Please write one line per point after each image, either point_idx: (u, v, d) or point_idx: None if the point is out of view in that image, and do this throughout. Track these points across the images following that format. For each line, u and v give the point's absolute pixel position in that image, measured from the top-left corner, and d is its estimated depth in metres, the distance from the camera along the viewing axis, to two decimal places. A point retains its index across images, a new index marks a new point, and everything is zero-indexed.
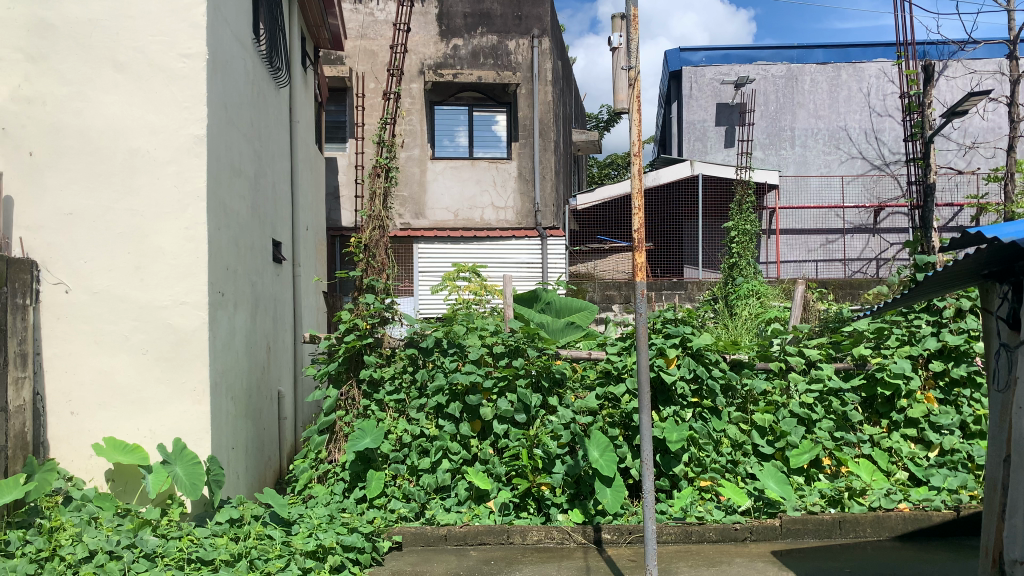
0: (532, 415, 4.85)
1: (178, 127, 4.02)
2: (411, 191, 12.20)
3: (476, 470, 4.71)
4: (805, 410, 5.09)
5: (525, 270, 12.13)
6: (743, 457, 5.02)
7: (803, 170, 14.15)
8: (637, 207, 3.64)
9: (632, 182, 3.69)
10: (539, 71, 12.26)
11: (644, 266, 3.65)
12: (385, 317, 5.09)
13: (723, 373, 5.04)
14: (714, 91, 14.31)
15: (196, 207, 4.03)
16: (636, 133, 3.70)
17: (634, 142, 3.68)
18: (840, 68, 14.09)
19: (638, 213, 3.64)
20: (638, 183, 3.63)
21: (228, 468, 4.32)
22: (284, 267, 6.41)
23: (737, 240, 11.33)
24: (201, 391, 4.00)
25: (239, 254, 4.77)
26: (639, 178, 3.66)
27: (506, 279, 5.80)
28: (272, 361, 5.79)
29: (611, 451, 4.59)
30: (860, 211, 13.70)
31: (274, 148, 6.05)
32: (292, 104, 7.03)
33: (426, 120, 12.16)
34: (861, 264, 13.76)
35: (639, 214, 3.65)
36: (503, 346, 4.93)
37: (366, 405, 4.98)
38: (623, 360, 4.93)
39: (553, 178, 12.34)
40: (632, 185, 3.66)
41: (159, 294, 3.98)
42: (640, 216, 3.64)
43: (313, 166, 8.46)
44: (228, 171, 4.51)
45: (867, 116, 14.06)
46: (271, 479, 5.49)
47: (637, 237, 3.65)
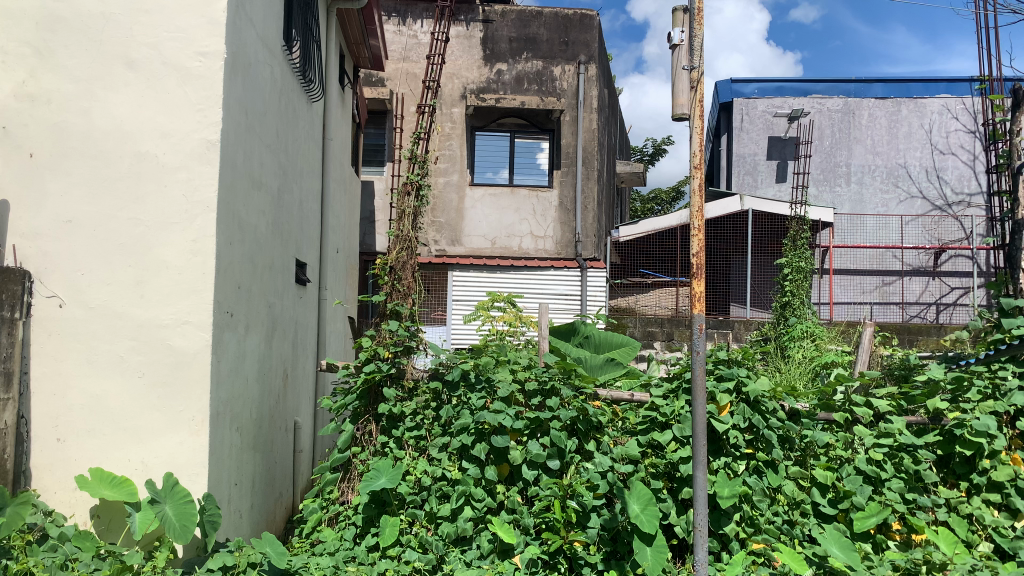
0: (566, 462, 4.39)
1: (190, 130, 3.71)
2: (447, 217, 11.86)
3: (502, 520, 4.23)
4: (873, 468, 4.52)
5: (563, 301, 11.68)
6: (800, 517, 4.48)
7: (858, 208, 13.57)
8: (696, 228, 3.22)
9: (692, 200, 3.27)
10: (585, 99, 11.96)
11: (704, 297, 3.20)
12: (409, 345, 4.66)
13: (782, 424, 4.54)
14: (766, 123, 13.80)
15: (205, 218, 3.69)
16: (697, 143, 3.28)
17: (696, 152, 3.26)
18: (901, 103, 13.53)
19: (698, 235, 3.21)
20: (699, 201, 3.20)
21: (228, 505, 3.93)
22: (308, 289, 6.06)
23: (790, 278, 10.73)
24: (199, 420, 3.62)
25: (255, 271, 4.42)
26: (701, 196, 3.23)
27: (542, 309, 5.24)
28: (289, 389, 5.41)
29: (653, 505, 4.11)
30: (919, 253, 13.03)
31: (303, 164, 5.75)
32: (326, 120, 6.73)
33: (466, 145, 11.90)
34: (920, 309, 13.10)
35: (699, 237, 3.22)
36: (536, 382, 4.52)
37: (384, 442, 4.55)
38: (670, 405, 4.48)
39: (595, 209, 11.97)
40: (691, 202, 3.23)
41: (160, 312, 3.63)
42: (700, 239, 3.21)
43: (348, 187, 8.19)
44: (246, 182, 4.19)
45: (928, 154, 13.45)
46: (280, 518, 5.07)
47: (695, 261, 3.21)
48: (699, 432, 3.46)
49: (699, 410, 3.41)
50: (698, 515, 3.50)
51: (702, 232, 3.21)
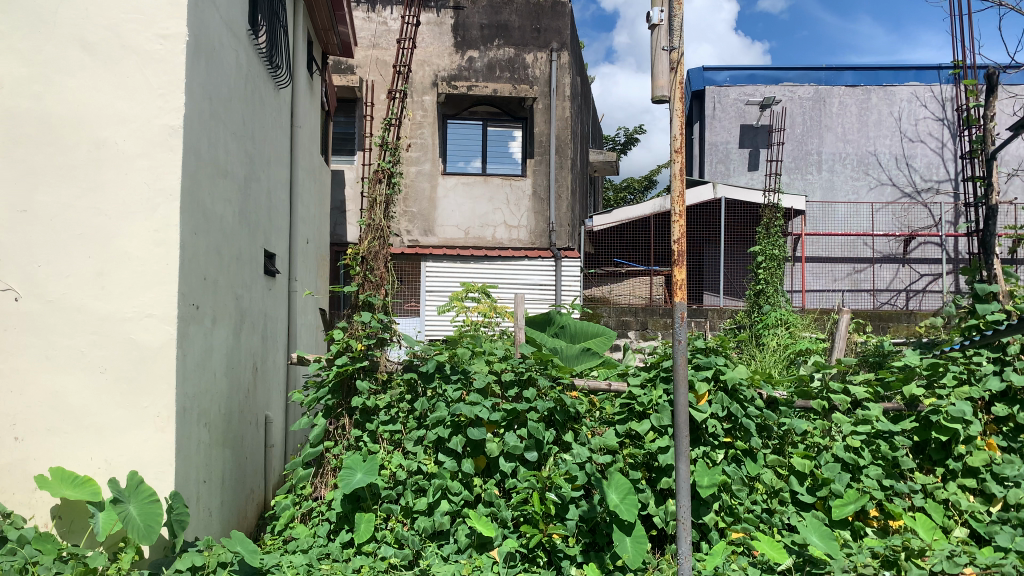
0: (544, 453, 4.32)
1: (151, 116, 3.56)
2: (420, 206, 11.71)
3: (479, 513, 4.16)
4: (851, 454, 4.51)
5: (538, 292, 11.63)
6: (779, 505, 4.46)
7: (829, 195, 13.61)
8: (677, 214, 3.15)
9: (673, 185, 3.20)
10: (557, 87, 11.88)
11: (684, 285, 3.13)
12: (383, 338, 4.57)
13: (760, 412, 4.51)
14: (738, 112, 13.83)
15: (168, 207, 3.55)
16: (678, 125, 3.21)
17: (676, 135, 3.18)
18: (870, 91, 13.64)
19: (679, 221, 3.14)
20: (679, 186, 3.13)
21: (196, 503, 3.81)
22: (277, 281, 5.93)
23: (764, 265, 10.77)
24: (165, 416, 3.49)
25: (221, 262, 4.28)
26: (681, 180, 3.15)
27: (517, 298, 5.16)
28: (259, 383, 5.28)
29: (633, 495, 4.05)
30: (889, 241, 13.15)
31: (270, 152, 5.60)
32: (295, 107, 6.58)
33: (438, 134, 11.75)
34: (890, 295, 13.28)
35: (679, 223, 3.15)
36: (513, 372, 4.44)
37: (358, 436, 4.44)
38: (649, 394, 4.41)
39: (569, 197, 11.90)
40: (672, 187, 3.16)
41: (121, 305, 3.49)
42: (681, 225, 3.14)
43: (317, 176, 8.03)
44: (211, 170, 4.05)
45: (898, 142, 13.58)
46: (252, 515, 4.95)
47: (676, 248, 3.14)
48: (678, 416, 3.37)
49: (681, 400, 3.35)
50: (680, 512, 3.38)
51: (682, 218, 3.14)
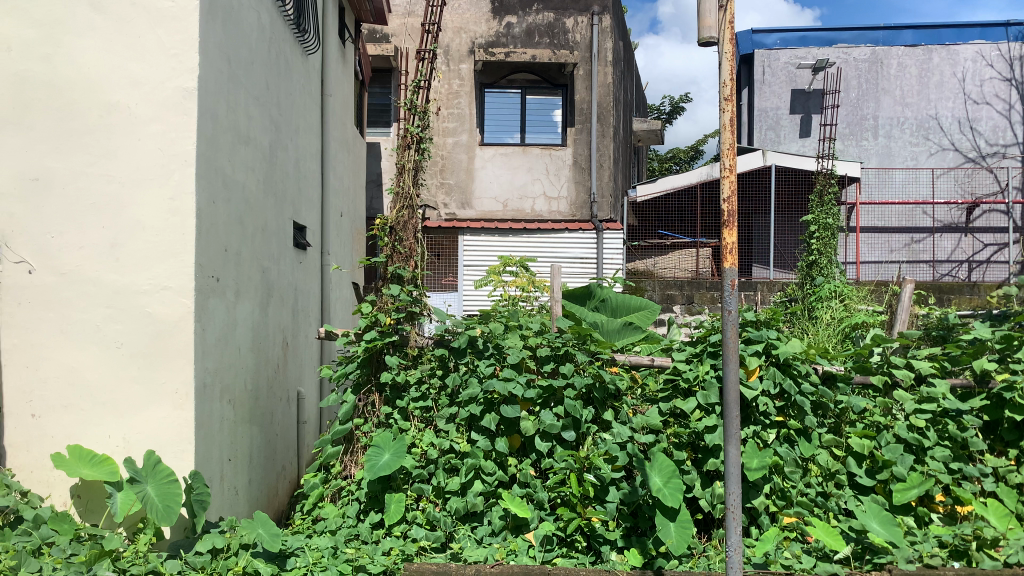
0: (582, 432, 4.09)
1: (165, 79, 3.37)
2: (457, 178, 11.51)
3: (514, 496, 3.95)
4: (916, 435, 4.18)
5: (578, 265, 11.26)
6: (835, 489, 4.17)
7: (886, 162, 13.00)
8: (727, 168, 2.88)
9: (722, 138, 2.92)
10: (599, 52, 11.48)
11: (736, 251, 2.88)
12: (413, 312, 4.37)
13: (815, 390, 4.19)
14: (789, 76, 13.25)
15: (183, 173, 3.37)
16: (726, 70, 2.91)
17: (725, 82, 2.88)
18: (932, 50, 12.93)
19: (729, 177, 2.87)
20: (729, 138, 2.85)
21: (220, 483, 3.68)
22: (309, 254, 5.78)
23: (817, 235, 10.28)
24: (183, 394, 3.33)
25: (245, 234, 4.11)
26: (730, 132, 2.87)
27: (554, 270, 4.92)
28: (290, 358, 5.15)
29: (677, 478, 3.82)
30: (951, 209, 12.58)
31: (298, 120, 5.41)
32: (325, 75, 6.36)
33: (475, 103, 11.50)
34: (951, 267, 12.70)
35: (729, 179, 2.88)
36: (549, 348, 4.19)
37: (388, 413, 4.25)
38: (694, 370, 4.15)
39: (611, 166, 11.56)
40: (722, 140, 2.88)
41: (137, 277, 3.34)
42: (731, 181, 2.88)
43: (351, 148, 7.85)
44: (231, 137, 3.87)
45: (961, 104, 12.87)
46: (284, 492, 4.85)
47: (725, 209, 2.84)
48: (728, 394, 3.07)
49: (732, 374, 3.06)
50: (729, 495, 3.10)
51: (732, 173, 2.88)
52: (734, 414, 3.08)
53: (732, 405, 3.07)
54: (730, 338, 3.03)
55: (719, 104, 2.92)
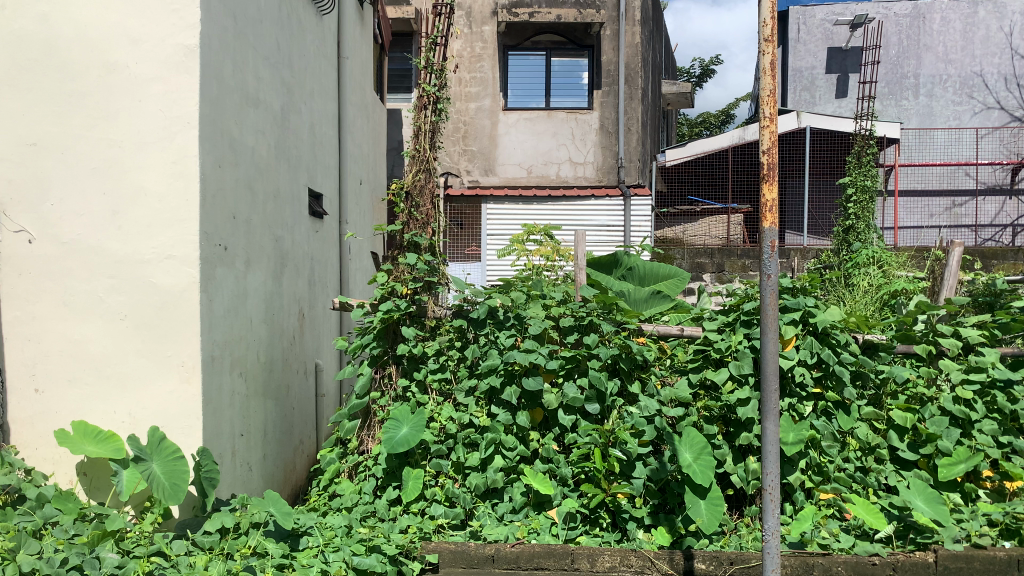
0: (607, 406, 3.91)
1: (165, 35, 3.18)
2: (480, 144, 11.32)
3: (536, 471, 3.79)
4: (962, 408, 3.93)
5: (604, 233, 10.97)
6: (875, 464, 3.96)
7: (928, 122, 12.52)
8: (767, 118, 2.66)
9: (762, 84, 2.69)
10: (627, 11, 11.13)
11: (776, 209, 2.73)
12: (430, 281, 4.20)
13: (855, 359, 3.96)
14: (826, 34, 12.74)
15: (185, 136, 3.19)
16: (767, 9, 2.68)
17: (765, 21, 2.66)
18: (977, 4, 12.35)
19: (768, 128, 2.67)
20: (771, 84, 2.62)
21: (230, 458, 3.57)
22: (326, 223, 5.63)
23: (855, 198, 9.92)
24: (190, 366, 3.20)
25: (255, 200, 3.96)
26: (771, 76, 2.65)
27: (579, 237, 4.64)
28: (307, 330, 5.03)
29: (707, 454, 3.64)
30: (995, 170, 12.03)
31: (312, 84, 5.22)
32: (342, 36, 6.15)
33: (499, 67, 11.25)
34: (994, 231, 12.24)
35: (768, 129, 2.69)
36: (572, 317, 4.03)
37: (405, 386, 4.11)
38: (726, 340, 3.95)
39: (639, 130, 11.23)
40: (761, 86, 2.66)
41: (140, 246, 3.19)
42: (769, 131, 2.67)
43: (371, 114, 7.67)
44: (238, 97, 3.69)
45: (1008, 60, 12.28)
46: (301, 467, 4.78)
47: (764, 160, 2.72)
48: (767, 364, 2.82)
49: (771, 343, 2.83)
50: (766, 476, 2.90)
51: (771, 123, 2.66)
52: (772, 386, 2.85)
53: (771, 377, 2.84)
54: (768, 303, 2.80)
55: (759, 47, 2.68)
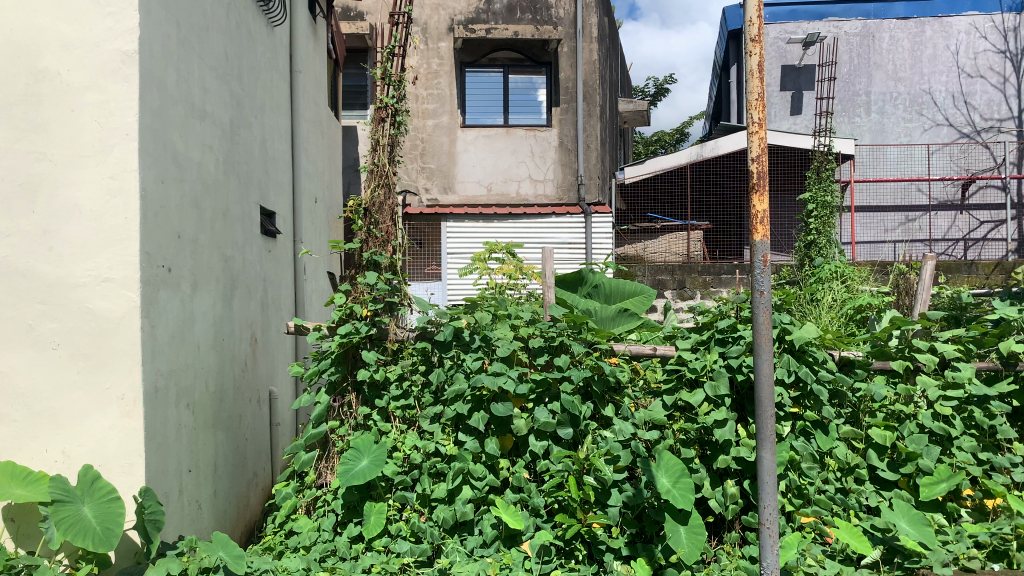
0: (580, 431, 3.74)
1: (100, 40, 2.93)
2: (439, 162, 11.14)
3: (507, 502, 3.58)
4: (941, 424, 3.85)
5: (567, 251, 10.85)
6: (855, 484, 3.83)
7: (880, 139, 12.74)
8: (756, 124, 2.96)
9: (750, 87, 2.97)
10: (584, 28, 11.10)
11: (766, 219, 2.98)
12: (392, 302, 3.99)
13: (833, 377, 3.84)
14: (779, 52, 12.90)
15: (124, 148, 2.94)
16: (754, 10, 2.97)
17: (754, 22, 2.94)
18: (924, 23, 12.65)
19: (759, 133, 2.96)
20: (759, 90, 2.91)
21: (177, 498, 3.29)
22: (279, 243, 5.36)
23: (815, 214, 9.96)
24: (131, 399, 2.93)
25: (202, 219, 3.70)
26: (759, 80, 2.94)
27: (546, 254, 4.45)
28: (260, 355, 4.76)
29: (686, 479, 3.50)
30: (947, 185, 12.27)
31: (263, 97, 4.98)
32: (294, 49, 5.92)
33: (456, 84, 11.12)
34: (947, 245, 12.39)
35: (758, 135, 2.97)
36: (542, 339, 3.85)
37: (367, 414, 3.87)
38: (701, 359, 3.80)
39: (598, 148, 11.21)
40: (750, 90, 2.94)
41: (74, 269, 2.92)
42: (761, 136, 2.96)
43: (326, 131, 7.44)
44: (182, 109, 3.45)
45: (955, 78, 12.59)
46: (254, 502, 4.49)
47: (755, 168, 3.00)
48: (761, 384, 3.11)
49: (765, 365, 3.10)
50: (766, 515, 3.19)
51: (762, 128, 2.94)
52: (768, 412, 3.17)
53: (767, 404, 3.15)
54: (762, 320, 3.07)
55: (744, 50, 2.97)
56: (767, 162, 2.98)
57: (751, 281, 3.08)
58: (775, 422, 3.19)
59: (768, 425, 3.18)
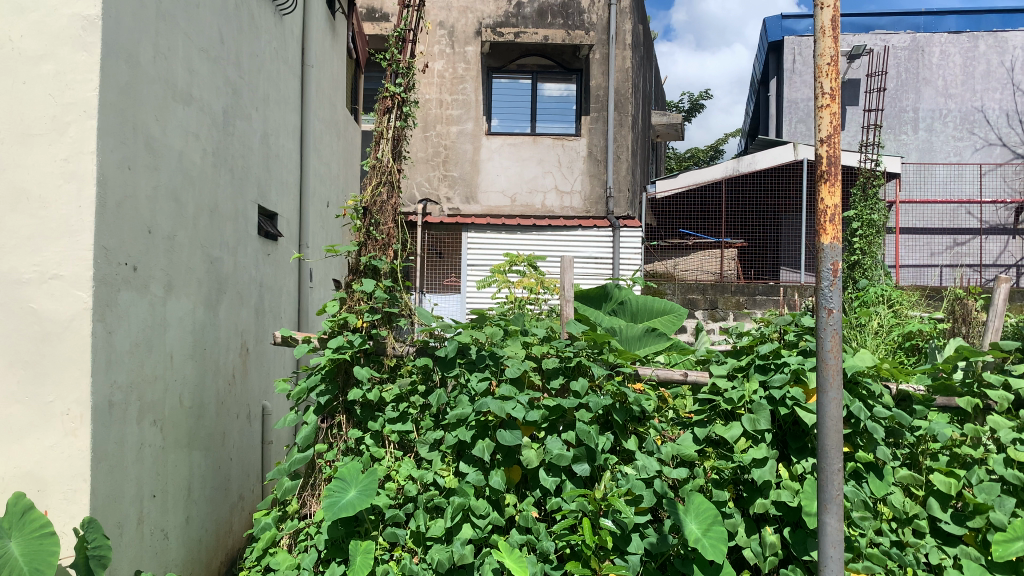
0: (598, 466, 3.28)
1: (58, 4, 2.58)
2: (462, 170, 10.79)
3: (511, 545, 3.11)
4: (1017, 472, 3.29)
5: (593, 265, 10.39)
6: (913, 537, 3.33)
7: (927, 157, 12.19)
8: (828, 94, 2.50)
9: (821, 47, 2.52)
10: (617, 34, 10.71)
11: (837, 218, 2.51)
12: (392, 313, 3.58)
13: (890, 414, 3.35)
14: None
15: (80, 127, 2.57)
16: None
17: None
18: (978, 38, 12.09)
19: (830, 106, 2.50)
20: (833, 49, 2.47)
21: (137, 527, 2.90)
22: (281, 247, 5.00)
23: (860, 234, 9.47)
24: (76, 415, 2.54)
25: (183, 215, 3.33)
26: (832, 37, 2.50)
27: (565, 263, 3.99)
28: (252, 367, 4.37)
29: (718, 525, 3.08)
30: (999, 209, 11.67)
31: (267, 89, 4.64)
32: (307, 42, 5.58)
33: (482, 89, 10.79)
34: (997, 272, 11.79)
35: (829, 109, 2.51)
36: (557, 358, 3.42)
37: (359, 438, 3.45)
38: (739, 389, 3.33)
39: (629, 159, 10.76)
40: (823, 50, 2.50)
41: (19, 263, 2.57)
42: (832, 111, 2.50)
43: (343, 133, 7.11)
44: (161, 90, 3.09)
45: (1010, 95, 11.98)
46: (238, 528, 4.09)
47: (824, 151, 2.53)
48: None
49: (831, 405, 2.57)
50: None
51: (834, 101, 2.49)
52: (834, 465, 2.60)
53: (831, 455, 2.59)
54: (830, 346, 2.56)
55: (816, 3, 2.54)
56: (839, 143, 2.50)
57: (818, 297, 2.57)
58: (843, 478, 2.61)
59: (835, 484, 2.60)
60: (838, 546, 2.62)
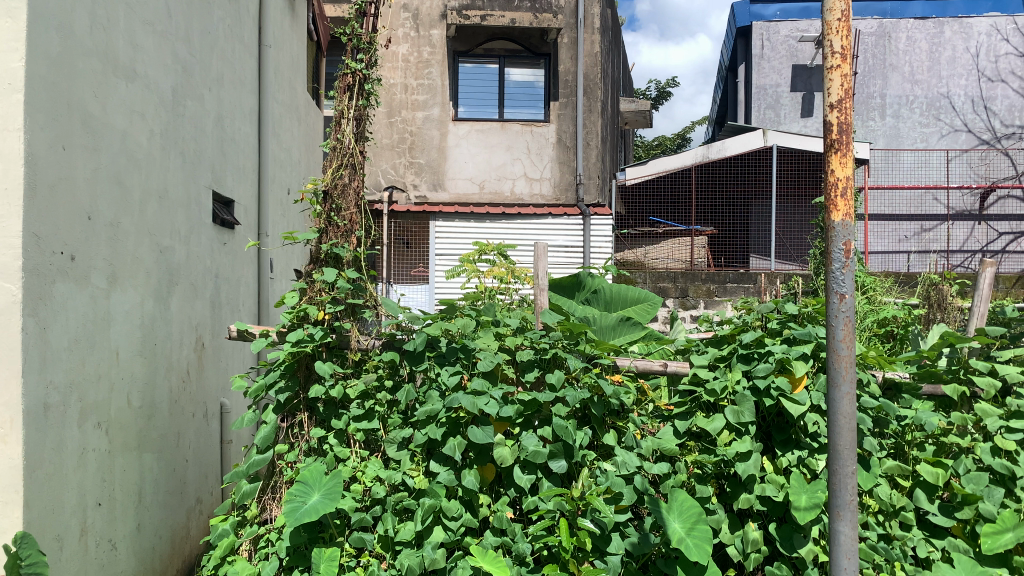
0: (576, 463, 3.12)
1: None
2: (429, 157, 10.55)
3: (486, 549, 2.93)
4: (1004, 462, 3.21)
5: (564, 254, 10.23)
6: (900, 530, 3.21)
7: (894, 143, 12.23)
8: (839, 55, 2.36)
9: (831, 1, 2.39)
10: (585, 18, 10.55)
11: (848, 192, 2.39)
12: (356, 305, 3.38)
13: (876, 404, 3.24)
14: (790, 50, 12.44)
15: (8, 102, 2.32)
16: None
17: None
18: (943, 24, 12.15)
19: (841, 68, 2.35)
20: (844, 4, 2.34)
21: (80, 538, 2.67)
22: (238, 235, 4.74)
23: None
24: (7, 420, 2.30)
25: (128, 200, 3.09)
26: None
27: (539, 248, 3.81)
28: (208, 362, 4.13)
29: (702, 522, 2.95)
30: (965, 194, 11.80)
31: (221, 68, 4.38)
32: (264, 20, 5.31)
33: (449, 74, 10.56)
34: (963, 257, 11.91)
35: (840, 71, 2.36)
36: (531, 350, 3.25)
37: (322, 437, 3.24)
38: (721, 379, 3.17)
39: (598, 146, 10.62)
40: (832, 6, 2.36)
41: None
42: (843, 72, 2.36)
43: (303, 117, 6.83)
44: (100, 63, 2.84)
45: (974, 82, 12.07)
46: (194, 534, 3.85)
47: (834, 118, 2.38)
48: None
49: (843, 401, 2.43)
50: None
51: (846, 62, 2.36)
52: (845, 467, 2.45)
53: (844, 456, 2.45)
54: (841, 335, 2.42)
55: None
56: (851, 108, 2.36)
57: (829, 282, 2.45)
58: (857, 482, 2.47)
59: (848, 489, 2.47)
60: (851, 557, 2.48)
